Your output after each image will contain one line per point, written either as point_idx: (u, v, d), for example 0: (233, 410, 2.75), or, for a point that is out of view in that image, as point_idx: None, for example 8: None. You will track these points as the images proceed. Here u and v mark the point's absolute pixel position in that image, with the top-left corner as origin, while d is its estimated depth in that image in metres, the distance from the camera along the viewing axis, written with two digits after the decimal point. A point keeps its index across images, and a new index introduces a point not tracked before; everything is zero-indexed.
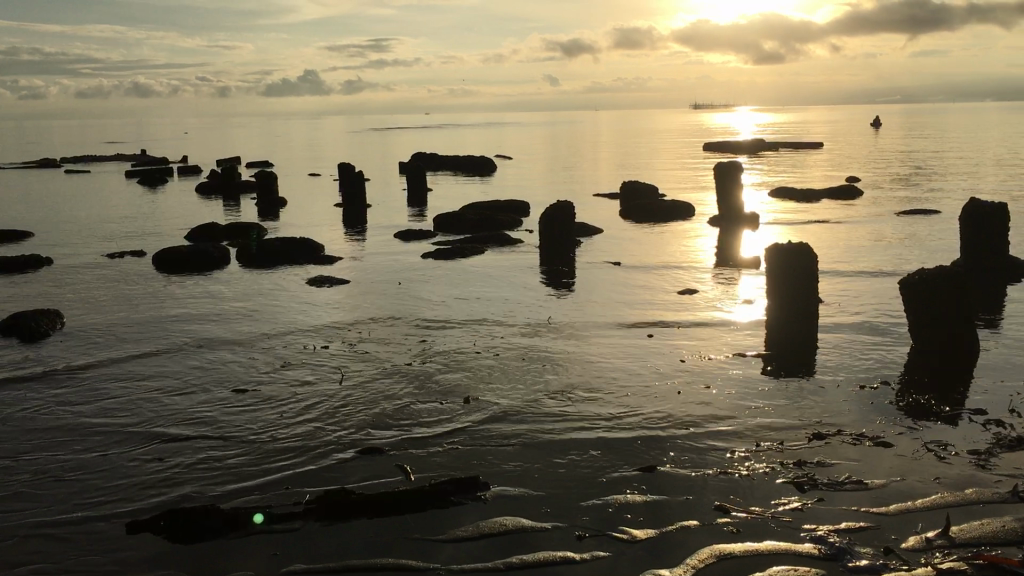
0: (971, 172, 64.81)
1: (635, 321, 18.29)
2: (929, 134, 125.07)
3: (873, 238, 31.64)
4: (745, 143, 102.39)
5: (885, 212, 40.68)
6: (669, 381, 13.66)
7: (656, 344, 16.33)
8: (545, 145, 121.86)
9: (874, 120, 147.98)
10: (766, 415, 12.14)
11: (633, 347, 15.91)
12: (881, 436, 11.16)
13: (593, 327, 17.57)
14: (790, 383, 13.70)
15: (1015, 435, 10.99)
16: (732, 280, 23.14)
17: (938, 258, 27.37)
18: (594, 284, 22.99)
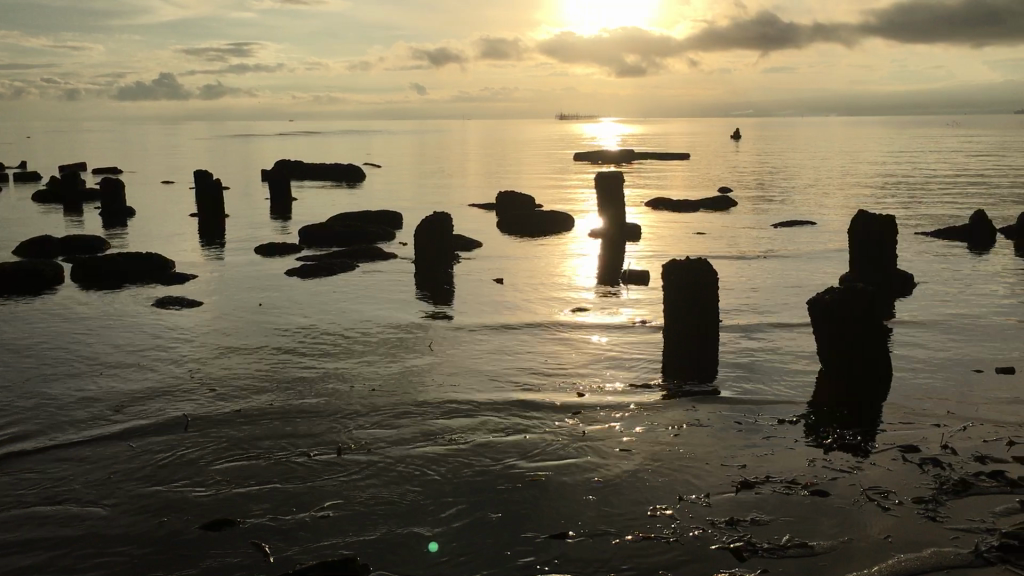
0: (830, 182, 66.65)
1: (524, 349, 16.78)
2: (786, 145, 129.76)
3: (753, 249, 31.15)
4: (613, 154, 103.13)
5: (758, 222, 40.67)
6: (569, 424, 12.25)
7: (549, 377, 14.85)
8: (415, 153, 119.87)
9: (735, 132, 152.72)
10: (683, 461, 10.79)
11: (525, 383, 14.38)
12: (816, 483, 9.89)
13: (479, 360, 16.00)
14: (701, 420, 12.39)
15: (957, 478, 9.87)
16: (621, 296, 21.87)
17: (819, 268, 26.96)
18: (476, 303, 21.33)
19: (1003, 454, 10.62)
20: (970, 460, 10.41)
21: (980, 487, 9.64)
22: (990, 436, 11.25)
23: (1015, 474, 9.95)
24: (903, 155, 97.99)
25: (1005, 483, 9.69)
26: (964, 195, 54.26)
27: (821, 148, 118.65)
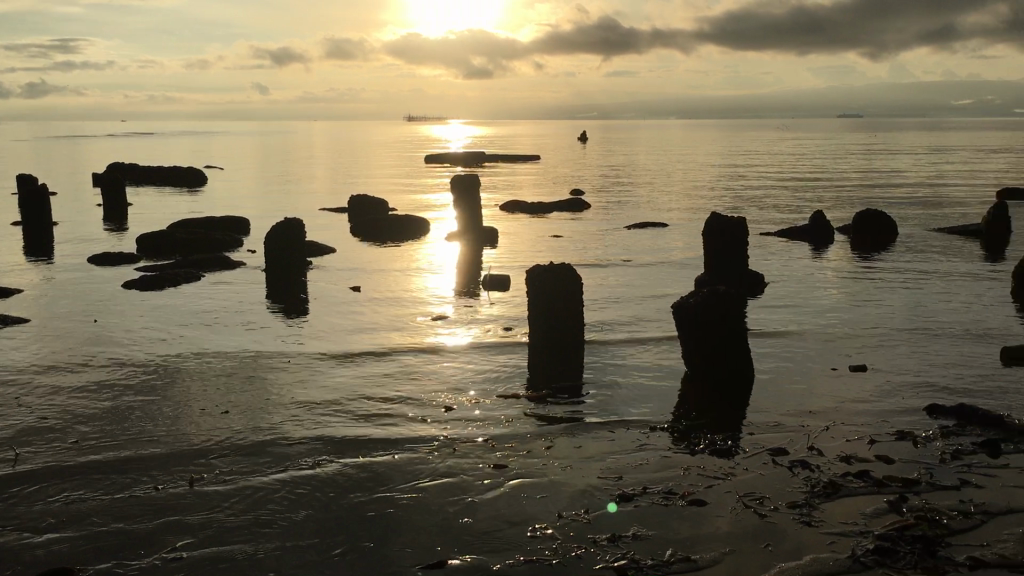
0: (674, 183, 68.81)
1: (385, 359, 16.17)
2: (629, 148, 133.46)
3: (607, 252, 31.54)
4: (463, 156, 103.22)
5: (609, 224, 41.32)
6: (438, 439, 11.77)
7: (414, 388, 14.33)
8: (260, 155, 116.28)
9: (580, 134, 155.71)
10: (558, 475, 10.47)
11: (389, 395, 13.81)
12: (693, 492, 9.78)
13: (339, 372, 15.25)
14: (572, 429, 12.14)
15: (826, 480, 9.98)
16: (481, 302, 21.49)
17: (672, 269, 27.50)
18: (333, 312, 20.53)
19: (866, 453, 10.85)
20: (836, 460, 10.57)
21: (849, 488, 9.78)
22: (851, 436, 11.50)
23: (879, 473, 10.15)
24: (739, 157, 102.38)
25: (871, 483, 9.86)
26: (797, 196, 57.01)
27: (663, 151, 122.64)
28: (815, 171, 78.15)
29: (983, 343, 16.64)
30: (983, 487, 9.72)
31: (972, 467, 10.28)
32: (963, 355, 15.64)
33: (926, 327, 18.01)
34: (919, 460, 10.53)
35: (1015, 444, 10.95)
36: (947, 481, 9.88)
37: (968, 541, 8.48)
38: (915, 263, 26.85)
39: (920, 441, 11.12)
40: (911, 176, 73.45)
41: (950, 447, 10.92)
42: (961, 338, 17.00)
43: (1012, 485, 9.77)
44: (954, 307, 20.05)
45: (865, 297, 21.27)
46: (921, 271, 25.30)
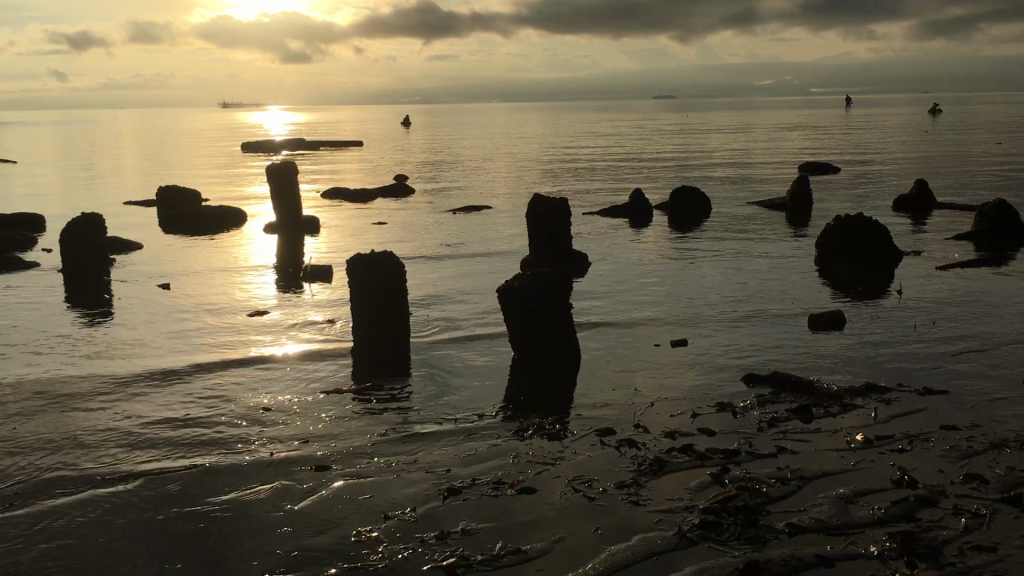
0: (499, 166, 69.32)
1: (199, 367, 15.27)
2: (454, 132, 133.56)
3: (433, 238, 31.24)
4: (284, 143, 100.26)
5: (435, 209, 41.04)
6: (257, 447, 11.12)
7: (231, 395, 13.55)
8: (61, 146, 108.80)
9: (403, 121, 154.24)
10: (384, 474, 10.05)
11: (204, 407, 13.00)
12: (522, 480, 9.61)
13: (149, 386, 14.27)
14: (400, 425, 11.73)
15: (652, 457, 10.04)
16: (303, 298, 20.66)
17: (498, 254, 27.51)
18: (142, 317, 19.26)
19: (688, 427, 11.03)
20: (661, 437, 10.67)
21: (674, 464, 9.86)
22: (674, 411, 11.67)
23: (702, 446, 10.32)
24: (560, 140, 104.08)
25: (695, 456, 9.99)
26: (617, 176, 58.44)
27: (487, 134, 123.50)
28: (634, 151, 80.52)
29: (792, 312, 17.38)
30: (797, 452, 10.05)
31: (787, 434, 10.62)
32: (775, 325, 16.27)
33: (742, 299, 18.67)
34: (738, 431, 10.79)
35: (825, 407, 11.40)
36: (765, 449, 10.16)
37: (786, 508, 8.69)
38: (728, 238, 27.94)
39: (738, 411, 11.42)
40: (722, 153, 76.84)
41: (766, 415, 11.26)
42: (773, 309, 17.71)
43: (823, 448, 10.15)
44: (765, 279, 20.91)
45: (684, 274, 21.89)
46: (734, 246, 26.31)
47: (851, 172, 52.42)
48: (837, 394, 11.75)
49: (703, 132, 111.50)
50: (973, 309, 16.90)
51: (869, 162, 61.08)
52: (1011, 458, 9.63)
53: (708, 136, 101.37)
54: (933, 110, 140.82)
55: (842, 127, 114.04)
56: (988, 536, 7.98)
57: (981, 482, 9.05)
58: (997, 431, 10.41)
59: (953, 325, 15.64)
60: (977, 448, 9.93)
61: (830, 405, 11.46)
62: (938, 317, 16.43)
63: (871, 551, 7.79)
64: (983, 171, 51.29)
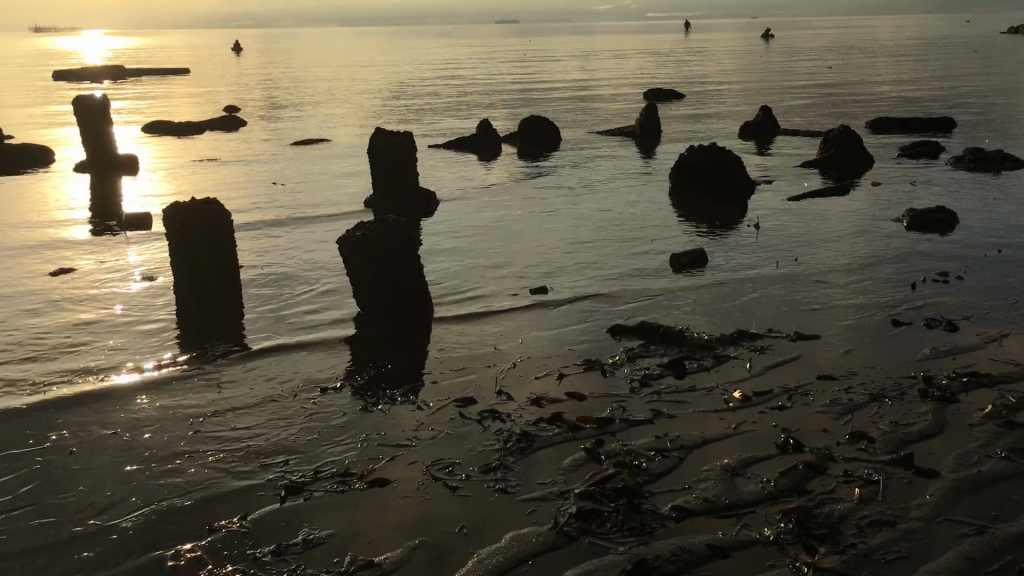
0: (339, 95, 66.39)
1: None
2: (290, 58, 127.67)
3: (270, 172, 29.04)
4: (102, 70, 92.91)
5: (272, 142, 38.50)
6: (62, 443, 9.40)
7: (36, 371, 11.65)
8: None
9: (236, 45, 146.02)
10: (210, 468, 8.59)
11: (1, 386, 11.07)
12: (373, 469, 8.37)
13: None
14: (230, 400, 10.24)
15: (520, 431, 8.99)
16: (120, 249, 18.45)
17: (342, 189, 25.73)
18: None
19: (556, 391, 10.06)
20: (527, 405, 9.64)
21: (544, 438, 8.85)
22: (540, 372, 10.69)
23: (572, 414, 9.36)
24: (403, 66, 101.02)
25: (566, 428, 9.02)
26: (462, 104, 56.81)
27: (325, 60, 118.65)
28: (478, 78, 78.93)
29: (653, 252, 16.73)
30: (675, 416, 9.24)
31: (661, 394, 9.80)
32: (637, 266, 15.54)
33: (601, 237, 17.87)
34: (610, 393, 9.90)
35: (698, 360, 10.65)
36: (640, 415, 9.29)
37: (670, 487, 7.83)
38: (580, 170, 27.15)
39: (608, 370, 10.54)
40: (568, 79, 76.30)
41: (638, 373, 10.42)
42: (634, 248, 17.00)
43: (701, 409, 9.39)
44: (622, 214, 20.23)
45: (538, 211, 20.93)
46: (588, 178, 25.53)
47: (694, 99, 52.79)
48: (710, 345, 11.06)
49: (548, 57, 110.64)
50: (830, 244, 16.72)
51: (709, 88, 61.81)
52: (892, 412, 9.15)
53: (552, 62, 100.69)
54: (766, 35, 144.99)
55: (681, 53, 115.68)
56: (884, 508, 7.36)
57: (868, 443, 8.47)
58: (874, 381, 9.94)
59: (812, 263, 15.35)
60: (858, 402, 9.40)
61: (703, 358, 10.74)
62: (797, 253, 16.15)
63: (766, 536, 7.01)
64: (817, 96, 52.69)
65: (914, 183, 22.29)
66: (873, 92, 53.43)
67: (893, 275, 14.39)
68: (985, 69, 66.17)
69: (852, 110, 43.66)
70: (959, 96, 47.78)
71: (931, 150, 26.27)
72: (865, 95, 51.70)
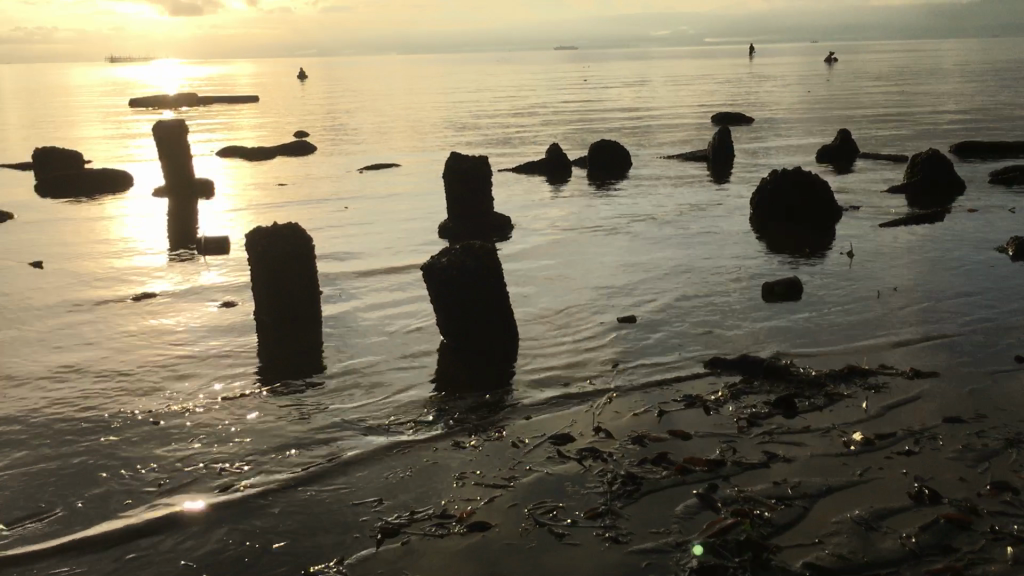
0: (404, 121, 66.86)
1: (85, 353, 12.98)
2: (354, 85, 129.54)
3: (341, 196, 28.92)
4: (174, 98, 95.12)
5: (341, 166, 38.60)
6: (152, 473, 9.04)
7: (123, 393, 11.37)
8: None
9: (301, 71, 148.29)
10: (299, 509, 8.12)
11: (89, 409, 10.79)
12: (471, 510, 7.84)
13: (27, 382, 11.96)
14: (315, 432, 9.80)
15: (626, 473, 8.37)
16: (198, 269, 18.29)
17: (414, 211, 25.44)
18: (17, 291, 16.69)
19: (658, 429, 9.44)
20: (629, 444, 9.04)
21: (652, 481, 8.23)
22: (638, 408, 10.08)
23: (679, 455, 8.73)
24: (465, 92, 101.39)
25: (674, 470, 8.38)
26: (524, 130, 56.52)
27: (388, 87, 120.01)
28: (540, 104, 78.76)
29: (739, 276, 15.99)
30: (792, 460, 8.55)
31: (774, 435, 9.12)
32: (727, 293, 14.83)
33: (686, 260, 17.17)
34: (718, 432, 9.25)
35: (809, 399, 9.95)
36: (754, 457, 8.62)
37: (799, 540, 7.17)
38: (651, 192, 26.47)
39: (712, 407, 9.88)
40: (631, 104, 75.77)
41: (745, 410, 9.75)
42: (723, 272, 16.28)
43: (820, 452, 8.69)
44: (701, 238, 19.52)
45: (613, 233, 20.31)
46: (666, 200, 24.85)
47: (764, 125, 51.85)
48: (819, 382, 10.34)
49: (609, 82, 110.28)
50: (930, 272, 15.82)
51: (778, 114, 60.76)
52: None
53: (614, 88, 100.22)
54: (831, 60, 142.83)
55: (746, 79, 114.35)
56: None
57: (1015, 495, 7.70)
58: (1008, 425, 9.14)
59: (914, 292, 14.49)
60: (994, 448, 8.62)
61: (814, 396, 10.03)
62: (894, 281, 15.30)
63: None
64: (889, 121, 51.38)
65: (1012, 211, 21.21)
66: (947, 118, 51.90)
67: (1006, 307, 13.48)
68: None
69: (931, 136, 42.35)
70: None
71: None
72: (940, 121, 50.21)
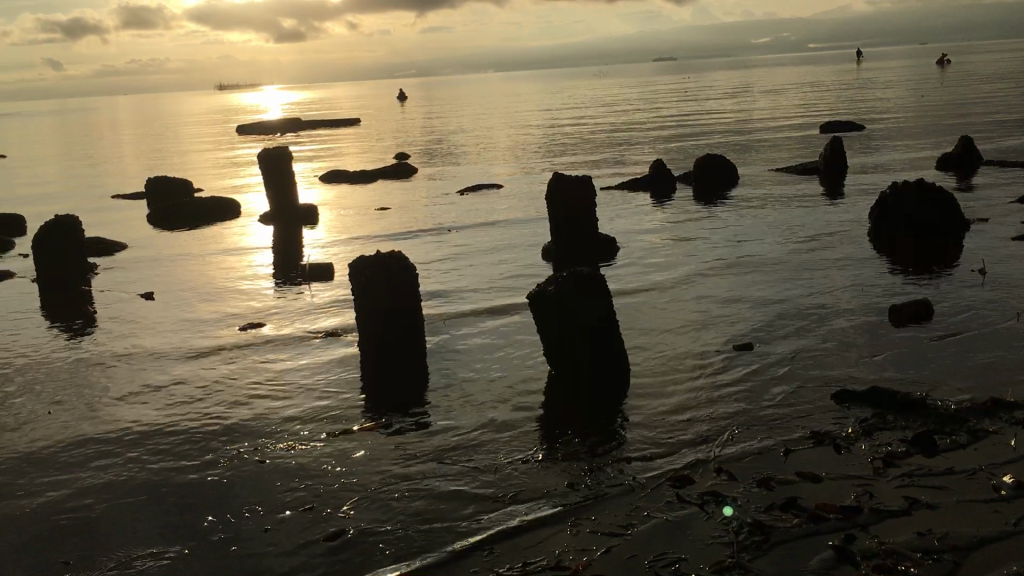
0: (503, 139, 67.11)
1: (197, 385, 13.09)
2: (453, 104, 131.09)
3: (443, 217, 28.94)
4: (280, 123, 97.95)
5: (443, 187, 38.80)
6: (261, 512, 8.92)
7: (234, 426, 11.36)
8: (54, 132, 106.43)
9: (402, 91, 150.79)
10: (408, 557, 7.85)
11: (202, 445, 10.81)
12: (588, 562, 7.42)
13: (143, 414, 12.09)
14: (424, 470, 9.54)
15: (754, 521, 7.81)
16: (304, 296, 18.42)
17: (516, 231, 25.21)
18: (133, 323, 17.10)
19: (784, 471, 8.83)
20: (754, 487, 8.47)
21: (783, 530, 7.65)
22: (761, 446, 9.48)
23: (809, 501, 8.12)
24: (564, 108, 101.27)
25: (805, 518, 7.78)
26: (624, 144, 55.88)
27: (487, 105, 120.97)
28: (639, 117, 77.95)
29: (859, 296, 15.17)
30: (936, 507, 7.84)
31: (913, 478, 8.42)
32: (849, 316, 14.03)
33: (802, 281, 16.40)
34: (850, 475, 8.59)
35: (950, 437, 9.18)
36: (893, 503, 7.95)
37: None
38: (760, 208, 25.63)
39: (842, 446, 9.22)
40: (732, 115, 74.23)
41: (879, 450, 9.05)
42: (842, 293, 15.46)
43: (968, 499, 7.95)
44: (816, 256, 18.67)
45: (724, 252, 19.62)
46: (775, 217, 23.99)
47: (874, 132, 49.98)
48: (961, 418, 9.55)
49: (709, 93, 108.53)
50: None
51: (889, 120, 58.58)
52: None
53: (714, 98, 98.60)
54: (943, 62, 137.38)
55: (852, 84, 110.97)
56: None
57: None
58: None
59: None
60: None
61: (955, 434, 9.25)
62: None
63: None
64: (1011, 124, 48.79)
65: None
66: None
67: None
68: None
69: None
70: None
71: None
72: None
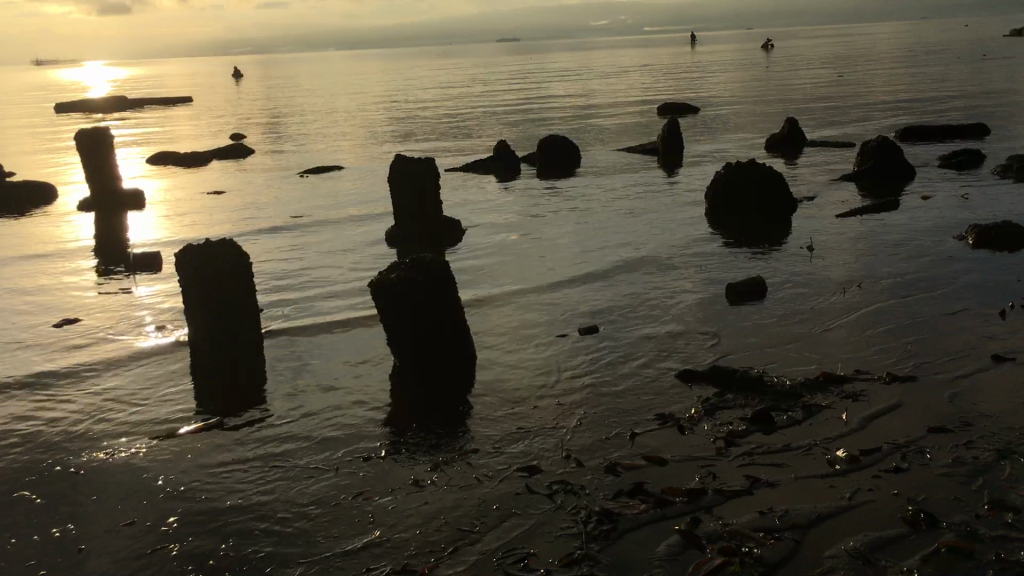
0: (346, 119, 65.75)
1: (11, 391, 12.00)
2: (293, 83, 127.56)
3: (283, 201, 27.95)
4: (106, 102, 92.66)
5: (282, 169, 37.51)
6: (79, 529, 8.17)
7: (51, 434, 10.43)
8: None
9: (236, 71, 145.25)
10: (244, 571, 7.36)
11: (15, 457, 9.87)
12: (436, 563, 7.15)
13: None
14: (261, 474, 9.01)
15: (602, 509, 7.73)
16: (133, 292, 17.31)
17: (359, 216, 24.63)
18: None
19: (631, 455, 8.82)
20: (602, 474, 8.41)
21: (630, 517, 7.60)
22: (608, 431, 9.45)
23: (656, 486, 8.12)
24: (407, 87, 100.30)
25: (652, 503, 7.77)
26: (465, 126, 55.76)
27: (329, 85, 118.40)
28: (480, 99, 78.01)
29: (698, 276, 15.55)
30: (776, 485, 7.99)
31: (754, 456, 8.56)
32: (689, 296, 14.30)
33: (643, 263, 16.64)
34: (695, 456, 8.66)
35: (786, 413, 9.41)
36: (735, 483, 8.06)
37: None
38: (602, 191, 26.00)
39: (686, 427, 9.30)
40: (574, 96, 75.39)
41: (721, 429, 9.18)
42: (683, 273, 15.77)
43: (805, 475, 8.14)
44: (657, 237, 19.06)
45: (569, 236, 19.75)
46: (617, 199, 24.37)
47: (707, 113, 51.80)
48: (795, 393, 9.83)
49: (548, 75, 109.93)
50: (889, 263, 15.54)
51: (722, 101, 60.89)
52: None
53: (556, 79, 99.87)
54: (768, 45, 144.20)
55: (686, 66, 114.82)
56: None
57: (1014, 514, 7.21)
58: (995, 433, 8.67)
59: (878, 286, 14.15)
60: (986, 460, 8.15)
61: (791, 410, 9.50)
62: (855, 274, 14.99)
63: None
64: (828, 107, 51.67)
65: (964, 196, 21.08)
66: (885, 100, 52.33)
67: (971, 299, 13.21)
68: (996, 72, 65.02)
69: (872, 120, 42.55)
70: (980, 102, 46.63)
71: (971, 160, 25.14)
72: (881, 104, 50.66)
